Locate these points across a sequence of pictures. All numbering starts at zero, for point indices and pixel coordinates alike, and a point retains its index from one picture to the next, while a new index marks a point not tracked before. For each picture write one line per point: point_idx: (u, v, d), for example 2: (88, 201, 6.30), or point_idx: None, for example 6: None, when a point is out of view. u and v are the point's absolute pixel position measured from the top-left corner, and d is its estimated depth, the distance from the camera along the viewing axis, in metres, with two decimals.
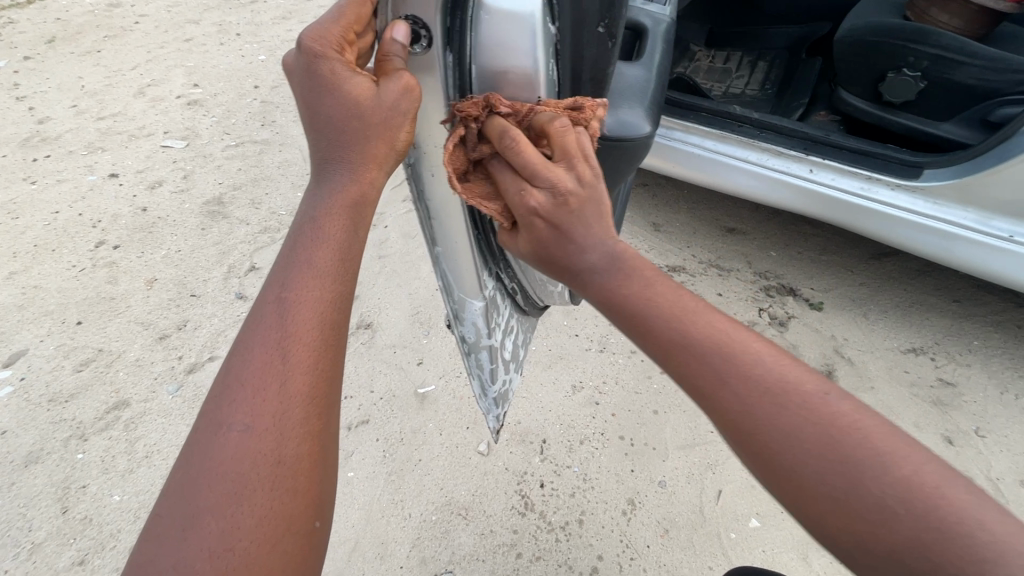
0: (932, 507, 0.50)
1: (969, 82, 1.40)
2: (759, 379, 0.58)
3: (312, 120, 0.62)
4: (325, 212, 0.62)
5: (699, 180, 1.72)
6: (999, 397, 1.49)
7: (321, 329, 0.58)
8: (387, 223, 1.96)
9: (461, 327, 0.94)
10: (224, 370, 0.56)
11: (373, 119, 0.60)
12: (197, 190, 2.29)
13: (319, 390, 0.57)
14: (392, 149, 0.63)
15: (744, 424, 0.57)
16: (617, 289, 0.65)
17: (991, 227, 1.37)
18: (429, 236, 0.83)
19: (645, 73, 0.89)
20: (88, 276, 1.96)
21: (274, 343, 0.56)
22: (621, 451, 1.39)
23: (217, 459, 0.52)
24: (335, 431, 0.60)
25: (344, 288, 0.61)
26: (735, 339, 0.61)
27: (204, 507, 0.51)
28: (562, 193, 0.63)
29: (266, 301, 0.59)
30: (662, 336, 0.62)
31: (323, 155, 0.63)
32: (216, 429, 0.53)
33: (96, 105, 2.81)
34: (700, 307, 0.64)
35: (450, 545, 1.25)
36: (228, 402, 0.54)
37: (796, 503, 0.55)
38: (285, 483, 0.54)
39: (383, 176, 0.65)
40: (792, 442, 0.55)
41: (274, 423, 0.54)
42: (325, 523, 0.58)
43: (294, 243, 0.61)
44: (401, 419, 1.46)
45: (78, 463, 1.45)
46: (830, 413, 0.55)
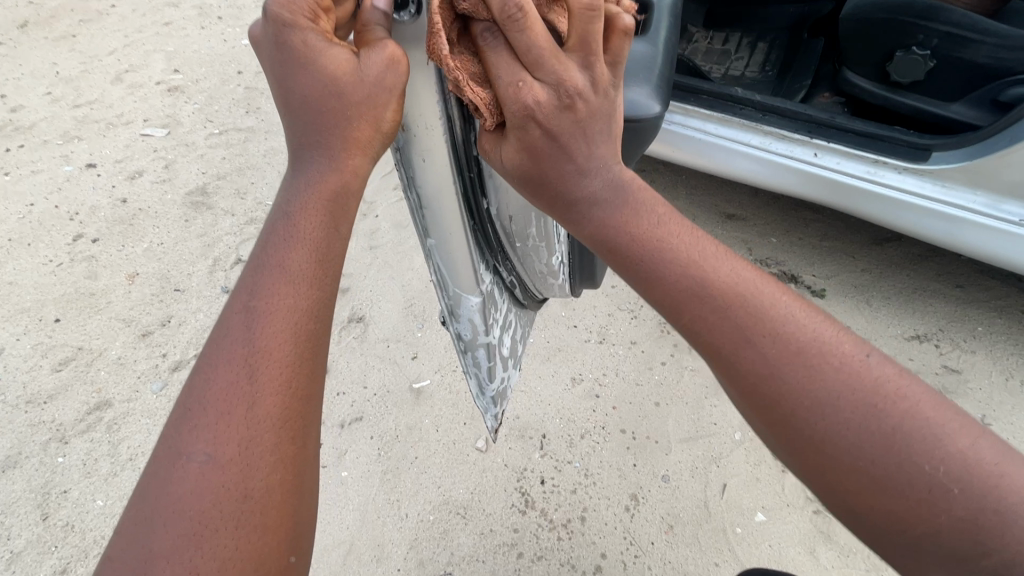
0: (985, 486, 0.47)
1: (980, 61, 1.36)
2: (793, 341, 0.54)
3: (286, 100, 0.56)
4: (300, 206, 0.56)
5: (700, 165, 1.67)
6: (1004, 383, 1.47)
7: (295, 344, 0.52)
8: (378, 212, 1.89)
9: (456, 324, 0.89)
10: (186, 391, 0.51)
11: (354, 97, 0.55)
12: (179, 180, 2.21)
13: (291, 412, 0.51)
14: (378, 130, 0.57)
15: (776, 393, 0.53)
16: (629, 234, 0.59)
17: (1000, 211, 1.33)
18: (420, 227, 0.77)
19: (652, 48, 0.85)
20: (66, 271, 1.88)
21: (242, 359, 0.51)
22: (623, 445, 1.35)
23: (175, 494, 0.46)
24: (313, 457, 0.54)
25: (322, 295, 0.55)
26: (767, 297, 0.56)
27: (159, 551, 0.45)
28: (569, 92, 0.55)
29: (234, 311, 0.53)
30: (682, 289, 0.57)
31: (300, 140, 0.57)
32: (174, 460, 0.48)
33: (72, 92, 2.69)
34: (728, 259, 0.58)
35: (449, 546, 1.21)
36: (189, 427, 0.49)
37: (830, 479, 0.52)
38: (254, 520, 0.48)
39: (370, 162, 0.59)
40: (831, 414, 0.52)
41: (240, 450, 0.49)
42: (302, 558, 0.53)
43: (265, 245, 0.55)
44: (396, 416, 1.41)
45: (59, 467, 1.40)
46: (872, 382, 0.52)
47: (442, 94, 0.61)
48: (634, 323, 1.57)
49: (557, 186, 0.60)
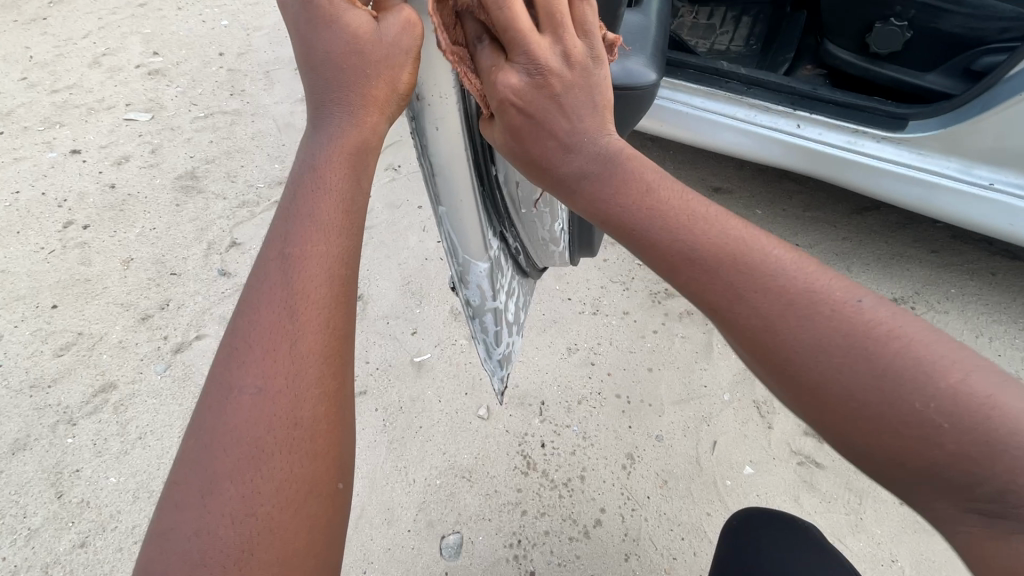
0: (982, 419, 0.44)
1: (954, 31, 1.42)
2: (781, 290, 0.52)
3: (309, 59, 0.60)
4: (324, 160, 0.58)
5: (687, 139, 1.71)
6: (974, 340, 1.56)
7: (332, 285, 0.55)
8: (371, 192, 1.91)
9: (465, 290, 0.93)
10: (230, 333, 0.54)
11: (374, 56, 0.59)
12: (167, 164, 2.20)
13: (333, 348, 0.54)
14: (394, 90, 0.61)
15: (765, 339, 0.51)
16: (620, 198, 0.59)
17: (972, 175, 1.39)
18: (433, 195, 0.81)
19: (643, 20, 0.88)
20: (59, 258, 1.88)
21: (281, 302, 0.54)
22: (618, 409, 1.41)
23: (231, 424, 0.50)
24: (352, 393, 0.57)
25: (351, 242, 0.58)
26: (750, 247, 0.54)
27: (222, 472, 0.49)
28: (541, 70, 0.59)
29: (270, 258, 0.56)
30: (672, 249, 0.55)
31: (322, 96, 0.60)
32: (228, 393, 0.51)
33: (48, 77, 2.63)
34: (718, 216, 0.56)
35: (456, 507, 1.27)
36: (238, 364, 0.52)
37: (827, 422, 0.50)
38: (304, 447, 0.52)
39: (384, 122, 0.62)
40: (824, 360, 0.49)
41: (287, 385, 0.52)
42: (349, 484, 0.56)
43: (295, 193, 0.58)
44: (399, 388, 1.46)
45: (69, 447, 1.42)
46: (863, 325, 0.49)
47: None
48: (627, 294, 1.63)
49: (551, 151, 0.62)
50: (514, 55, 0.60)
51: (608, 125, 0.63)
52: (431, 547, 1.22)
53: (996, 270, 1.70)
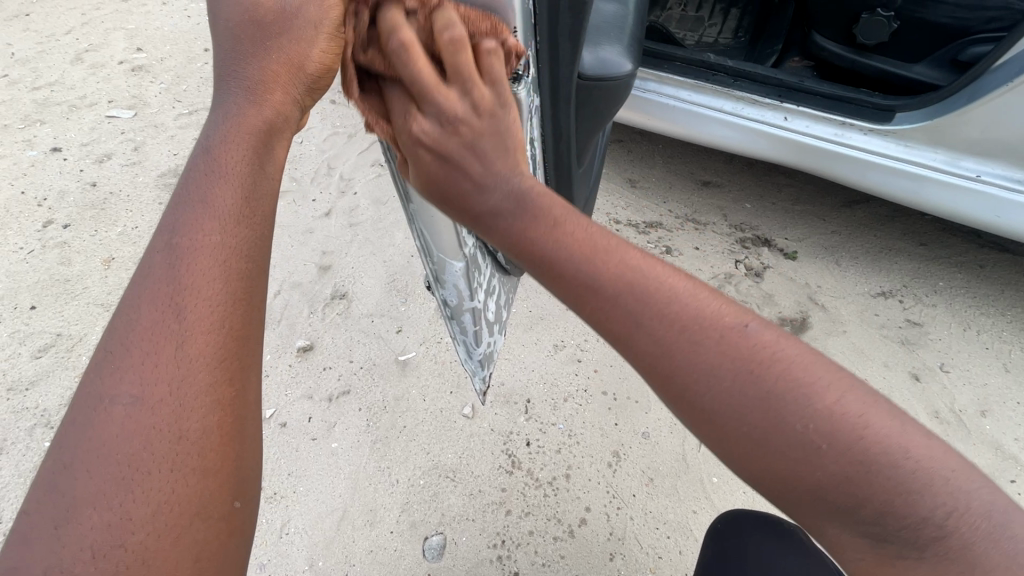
0: (854, 442, 0.45)
1: (941, 21, 1.41)
2: (676, 318, 0.49)
3: (216, 36, 0.61)
4: (220, 142, 0.57)
5: (674, 133, 1.69)
6: (963, 333, 1.55)
7: (224, 283, 0.53)
8: (356, 189, 1.89)
9: (442, 290, 0.92)
10: (107, 338, 0.51)
11: (278, 29, 0.58)
12: (150, 162, 2.16)
13: (229, 352, 0.52)
14: (298, 68, 0.59)
15: (662, 367, 0.49)
16: (524, 229, 0.53)
17: (959, 167, 1.37)
18: (403, 192, 0.80)
19: (619, 9, 0.86)
20: (38, 258, 1.84)
21: (165, 302, 0.52)
22: (604, 406, 1.40)
23: (102, 438, 0.47)
24: (257, 400, 0.54)
25: (254, 233, 0.56)
26: (649, 275, 0.51)
27: (86, 495, 0.46)
28: (451, 119, 0.53)
29: (155, 253, 0.54)
30: (579, 282, 0.51)
31: (226, 78, 0.59)
32: (99, 403, 0.48)
33: (29, 74, 2.59)
34: (620, 248, 0.52)
35: (440, 507, 1.25)
36: (114, 370, 0.49)
37: (720, 442, 0.48)
38: (191, 462, 0.49)
39: (294, 106, 0.60)
40: (716, 382, 0.48)
41: (171, 392, 0.49)
42: (251, 503, 0.53)
43: (185, 188, 0.56)
44: (383, 387, 1.44)
45: (47, 451, 1.40)
46: (749, 349, 0.48)
47: None
48: None
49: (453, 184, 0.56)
50: (422, 103, 0.54)
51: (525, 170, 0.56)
52: (414, 548, 1.20)
53: (984, 263, 1.69)
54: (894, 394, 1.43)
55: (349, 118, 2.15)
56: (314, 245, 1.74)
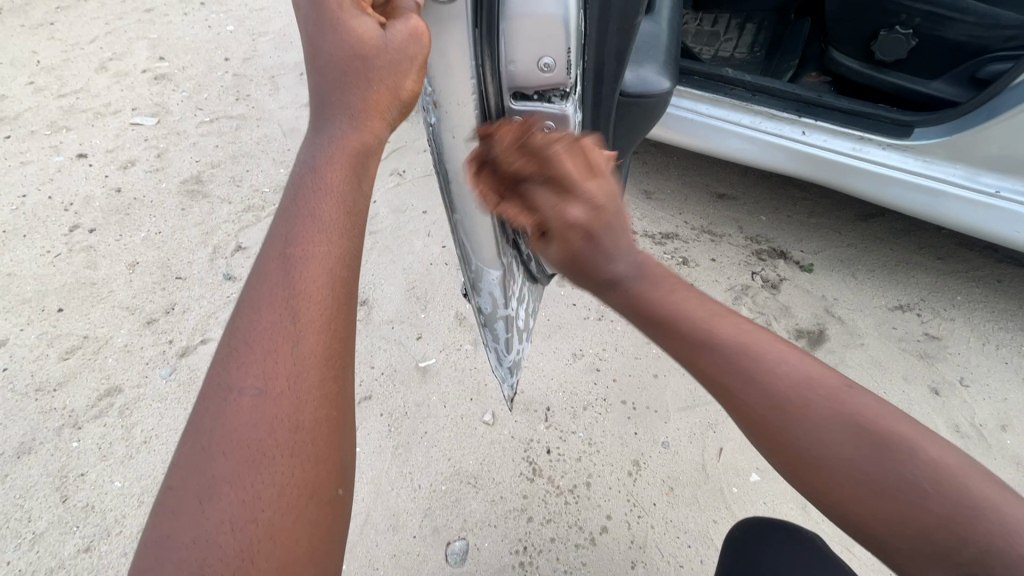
0: (966, 491, 0.44)
1: (959, 39, 1.42)
2: (785, 375, 0.51)
3: (314, 61, 0.60)
4: (326, 162, 0.57)
5: (691, 145, 1.71)
6: (982, 348, 1.55)
7: (333, 286, 0.54)
8: (375, 197, 1.92)
9: (477, 297, 0.95)
10: (230, 334, 0.53)
11: (378, 61, 0.59)
12: (173, 169, 2.20)
13: (334, 349, 0.53)
14: (396, 97, 0.60)
15: (776, 418, 0.50)
16: (629, 286, 0.57)
17: (979, 183, 1.39)
18: (447, 205, 0.84)
19: (654, 27, 0.89)
20: (64, 262, 1.88)
21: (282, 303, 0.53)
22: (624, 414, 1.41)
23: (230, 425, 0.49)
24: (353, 394, 0.56)
25: (356, 241, 0.57)
26: (751, 334, 0.53)
27: (221, 476, 0.48)
28: (597, 202, 0.61)
29: (270, 258, 0.55)
30: (682, 335, 0.54)
31: (325, 100, 0.59)
32: (227, 393, 0.50)
33: (56, 81, 2.65)
34: (714, 307, 0.56)
35: (462, 513, 1.26)
36: (238, 364, 0.51)
37: (832, 494, 0.48)
38: (306, 450, 0.50)
39: (386, 129, 0.62)
40: (823, 434, 0.48)
41: (288, 386, 0.51)
42: (348, 490, 0.54)
43: (296, 193, 0.57)
44: (404, 393, 1.46)
45: (74, 451, 1.42)
46: (852, 404, 0.49)
47: (476, 73, 0.69)
48: None
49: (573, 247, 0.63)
50: (573, 193, 0.62)
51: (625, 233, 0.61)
52: (436, 554, 1.21)
53: (1002, 278, 1.70)
54: (914, 407, 1.43)
55: None
56: None
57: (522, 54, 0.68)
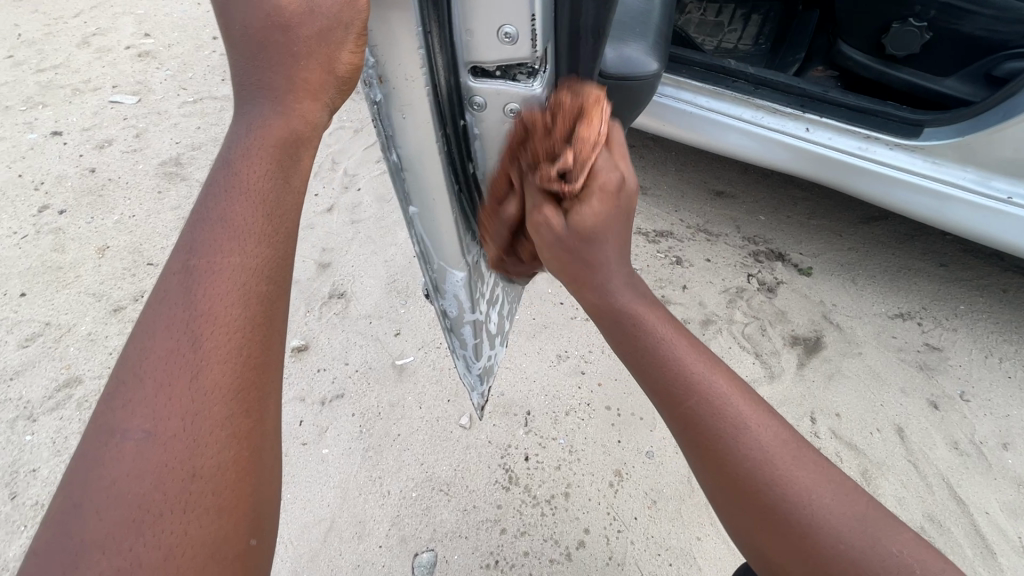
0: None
1: (976, 34, 1.35)
2: (776, 442, 0.59)
3: (229, 35, 0.53)
4: (243, 155, 0.52)
5: (690, 140, 1.63)
6: (985, 360, 1.48)
7: (245, 306, 0.49)
8: (359, 185, 1.84)
9: (440, 300, 0.88)
10: (118, 364, 0.46)
11: (305, 31, 0.52)
12: (151, 150, 2.11)
13: (246, 380, 0.48)
14: (330, 73, 0.55)
15: (760, 476, 0.57)
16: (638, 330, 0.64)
17: (990, 188, 1.31)
18: (401, 195, 0.77)
19: (642, 4, 0.80)
20: (31, 244, 1.80)
21: (182, 327, 0.47)
22: (608, 421, 1.34)
23: (110, 477, 0.42)
24: (276, 428, 0.51)
25: (277, 252, 0.51)
26: (746, 412, 0.60)
27: (90, 542, 0.40)
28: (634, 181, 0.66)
29: (172, 272, 0.49)
30: (680, 387, 0.61)
31: (245, 82, 0.53)
32: (108, 438, 0.43)
33: (35, 56, 2.55)
34: (714, 366, 0.62)
35: (432, 522, 1.20)
36: (125, 402, 0.44)
37: (781, 545, 0.56)
38: (205, 502, 0.44)
39: (321, 110, 0.56)
40: (807, 493, 0.56)
41: (183, 425, 0.45)
42: (265, 540, 0.49)
43: (206, 197, 0.51)
44: (378, 392, 1.39)
45: (26, 445, 1.35)
46: (829, 479, 0.57)
47: (424, 42, 0.62)
48: None
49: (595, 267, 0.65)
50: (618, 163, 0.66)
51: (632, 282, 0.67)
52: (402, 565, 1.15)
53: (1007, 287, 1.63)
54: (911, 422, 1.37)
55: (356, 112, 2.10)
56: (314, 241, 1.69)
57: (481, 23, 0.61)
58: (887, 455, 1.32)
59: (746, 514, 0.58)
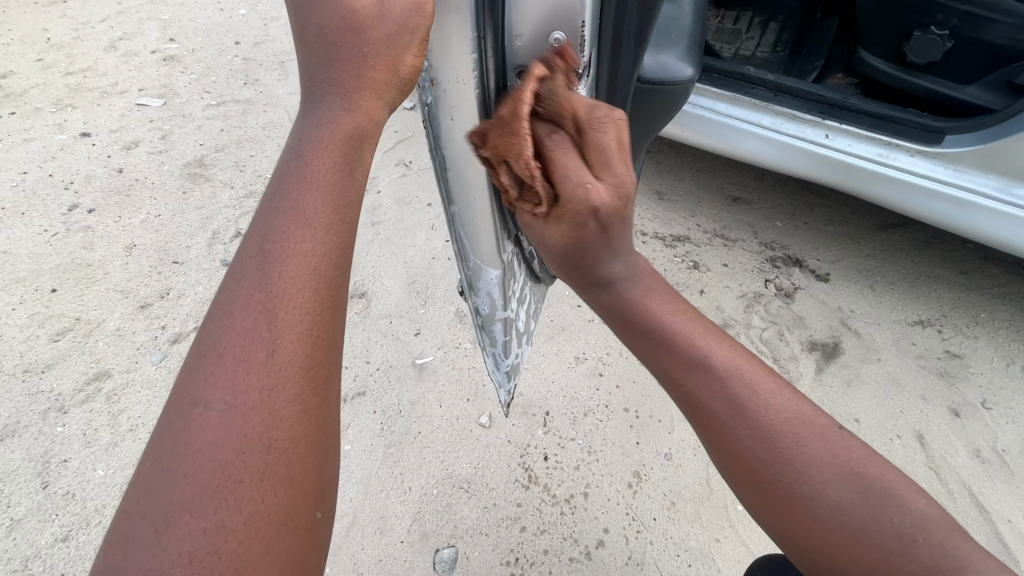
0: (922, 542, 0.55)
1: (998, 42, 1.36)
2: (779, 415, 0.62)
3: (303, 34, 0.55)
4: (312, 146, 0.54)
5: (709, 146, 1.64)
6: (1006, 368, 1.48)
7: (315, 289, 0.51)
8: (379, 188, 1.87)
9: (475, 298, 0.91)
10: (199, 340, 0.49)
11: (375, 35, 0.55)
12: (176, 151, 2.16)
13: (314, 361, 0.50)
14: (394, 74, 0.57)
15: (764, 450, 0.61)
16: (646, 313, 0.67)
17: (1012, 196, 1.32)
18: (445, 195, 0.80)
19: (675, 11, 0.83)
20: (61, 242, 1.85)
21: (258, 306, 0.49)
22: (626, 423, 1.35)
23: (194, 445, 0.45)
24: (336, 408, 0.53)
25: (342, 241, 0.54)
26: (753, 384, 0.64)
27: (179, 503, 0.43)
28: (624, 191, 0.61)
29: (247, 255, 0.52)
30: (686, 364, 0.65)
31: (315, 78, 0.55)
32: (192, 408, 0.46)
33: (64, 59, 2.62)
34: (721, 342, 0.67)
35: (452, 519, 1.21)
36: (206, 375, 0.47)
37: (784, 514, 0.60)
38: (280, 473, 0.47)
39: (382, 108, 0.57)
40: (811, 466, 0.59)
41: (259, 400, 0.47)
42: (329, 514, 0.52)
43: (278, 186, 0.53)
44: (399, 391, 1.41)
45: (58, 437, 1.38)
46: (833, 447, 0.61)
47: (477, 47, 0.64)
48: None
49: (589, 268, 0.67)
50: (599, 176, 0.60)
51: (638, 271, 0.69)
52: (423, 561, 1.16)
53: None
54: (932, 429, 1.37)
55: None
56: None
57: (526, 27, 0.64)
58: (907, 462, 1.32)
59: (747, 482, 0.62)
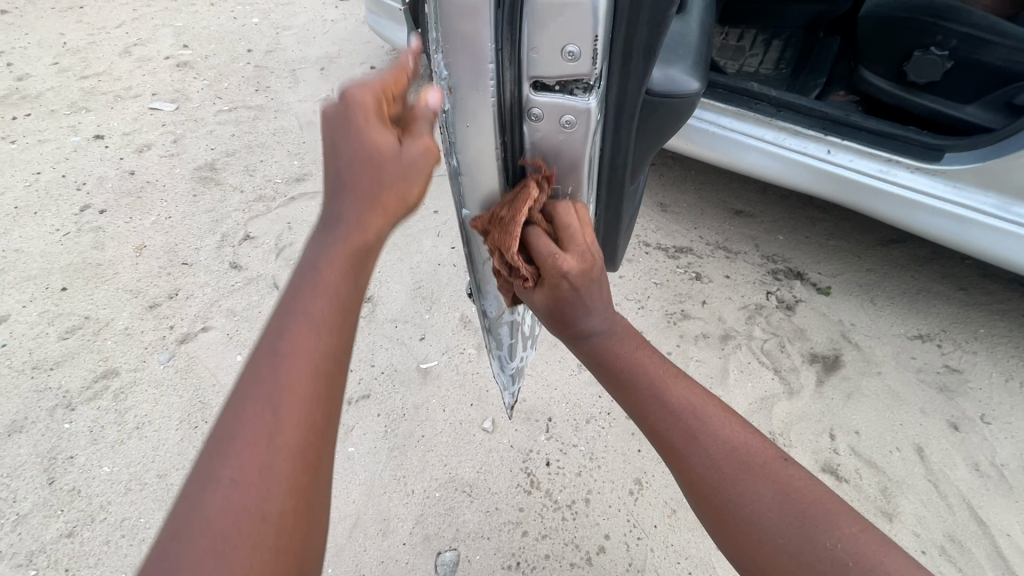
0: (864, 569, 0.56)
1: (996, 64, 1.38)
2: (730, 446, 0.66)
3: (332, 161, 0.64)
4: (326, 257, 0.61)
5: (712, 159, 1.67)
6: (1005, 384, 1.49)
7: (318, 377, 0.56)
8: None
9: (483, 301, 0.93)
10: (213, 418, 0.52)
11: (393, 170, 0.64)
12: (187, 155, 2.20)
13: (313, 441, 0.54)
14: (402, 203, 0.66)
15: (714, 478, 0.65)
16: (612, 356, 0.76)
17: (1009, 214, 1.34)
18: (456, 197, 0.83)
19: (684, 28, 0.86)
20: (73, 241, 1.87)
21: (268, 392, 0.53)
22: (628, 430, 1.36)
23: (198, 519, 0.47)
24: (327, 488, 0.56)
25: (342, 339, 0.59)
26: (705, 415, 0.69)
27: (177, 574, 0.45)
28: (589, 259, 0.74)
29: (261, 347, 0.56)
30: (646, 399, 0.72)
31: (336, 201, 0.64)
32: (203, 482, 0.49)
33: (80, 63, 2.67)
34: (678, 379, 0.73)
35: (454, 522, 1.22)
36: (219, 454, 0.50)
37: (737, 541, 0.63)
38: (271, 543, 0.49)
39: (387, 229, 0.66)
40: (756, 494, 0.63)
41: (264, 477, 0.50)
42: None
43: (295, 289, 0.59)
44: (403, 394, 1.42)
45: (65, 433, 1.40)
46: (782, 477, 0.64)
47: (493, 58, 0.68)
48: (642, 313, 1.62)
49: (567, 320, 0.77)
50: (568, 248, 0.74)
51: (609, 316, 0.77)
52: (425, 563, 1.17)
53: None
54: (931, 442, 1.37)
55: None
56: None
57: (544, 40, 0.67)
58: (907, 474, 1.33)
59: (703, 509, 0.66)
